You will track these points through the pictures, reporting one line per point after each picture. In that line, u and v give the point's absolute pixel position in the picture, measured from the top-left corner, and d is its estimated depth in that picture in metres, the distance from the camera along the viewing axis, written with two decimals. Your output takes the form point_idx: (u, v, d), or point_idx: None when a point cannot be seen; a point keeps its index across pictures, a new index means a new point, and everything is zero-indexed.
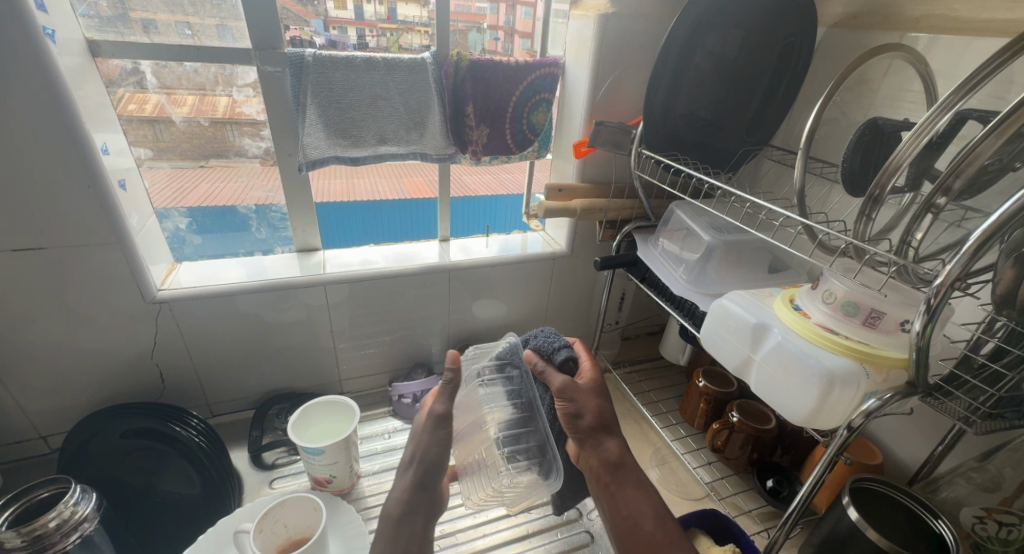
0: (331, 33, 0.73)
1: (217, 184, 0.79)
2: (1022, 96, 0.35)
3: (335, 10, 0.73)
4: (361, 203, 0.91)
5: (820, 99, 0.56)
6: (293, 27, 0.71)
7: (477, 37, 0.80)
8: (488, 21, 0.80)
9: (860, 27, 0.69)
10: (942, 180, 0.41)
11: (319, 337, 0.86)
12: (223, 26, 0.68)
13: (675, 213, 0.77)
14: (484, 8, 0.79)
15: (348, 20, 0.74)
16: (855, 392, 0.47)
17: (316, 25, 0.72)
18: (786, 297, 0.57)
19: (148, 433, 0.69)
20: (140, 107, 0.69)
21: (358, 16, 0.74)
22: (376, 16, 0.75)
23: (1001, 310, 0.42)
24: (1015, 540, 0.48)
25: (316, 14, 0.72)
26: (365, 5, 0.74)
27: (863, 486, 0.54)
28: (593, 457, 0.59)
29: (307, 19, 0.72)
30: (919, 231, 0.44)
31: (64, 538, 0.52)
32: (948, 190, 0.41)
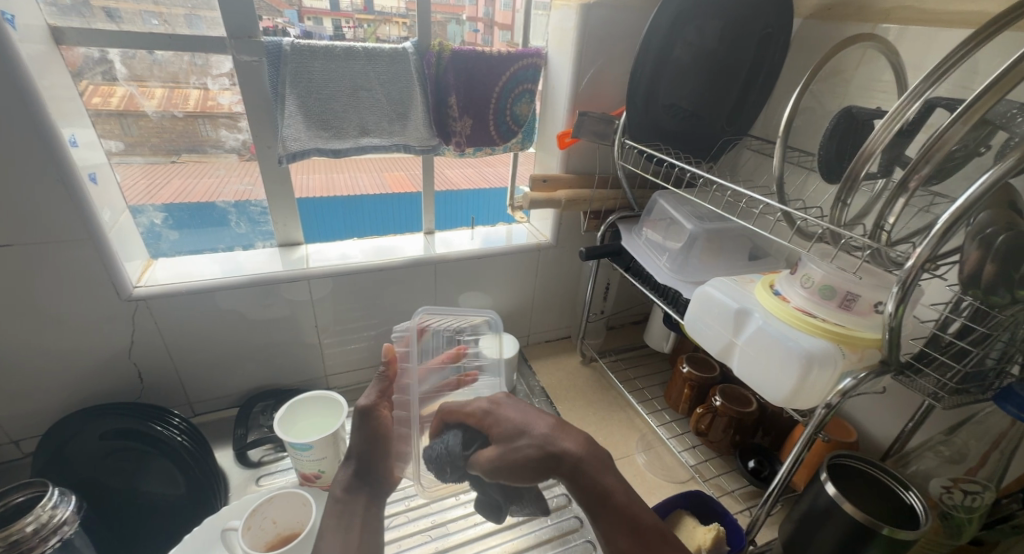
0: (306, 24, 0.71)
1: (190, 180, 0.77)
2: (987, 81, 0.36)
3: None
4: (341, 198, 0.89)
5: (797, 89, 0.57)
6: (266, 17, 0.68)
7: (456, 28, 0.79)
8: (466, 13, 0.80)
9: (833, 18, 0.70)
10: (912, 166, 0.41)
11: (303, 332, 0.85)
12: (190, 16, 0.65)
13: (658, 202, 0.79)
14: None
15: (323, 11, 0.72)
16: (832, 372, 0.49)
17: (290, 16, 0.70)
18: (766, 282, 0.58)
19: (127, 433, 0.68)
20: (105, 100, 0.67)
21: (333, 6, 0.72)
22: (352, 7, 0.73)
23: (967, 290, 0.43)
24: (980, 507, 0.50)
25: (288, 2, 0.69)
26: None
27: (841, 463, 0.55)
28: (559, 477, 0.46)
29: (279, 9, 0.69)
30: (893, 214, 0.45)
31: (42, 543, 0.50)
32: (918, 174, 0.42)
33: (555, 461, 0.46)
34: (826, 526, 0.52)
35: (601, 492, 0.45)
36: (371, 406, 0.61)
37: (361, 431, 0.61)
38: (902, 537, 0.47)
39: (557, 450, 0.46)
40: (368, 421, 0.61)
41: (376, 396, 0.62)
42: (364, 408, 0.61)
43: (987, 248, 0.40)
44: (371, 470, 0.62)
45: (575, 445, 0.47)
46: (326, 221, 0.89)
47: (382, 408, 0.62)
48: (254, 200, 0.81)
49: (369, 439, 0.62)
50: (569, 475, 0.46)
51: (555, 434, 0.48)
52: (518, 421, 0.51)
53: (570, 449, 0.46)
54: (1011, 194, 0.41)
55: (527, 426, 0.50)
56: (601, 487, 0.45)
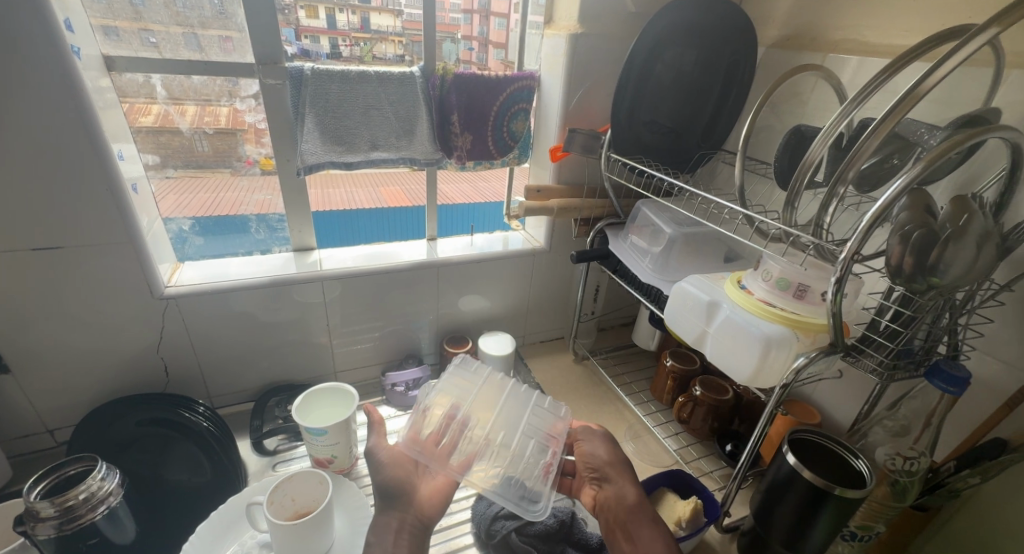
0: (303, 42, 0.77)
1: (185, 194, 0.82)
2: (891, 104, 0.44)
3: (307, 19, 0.77)
4: (337, 211, 0.96)
5: (753, 110, 0.64)
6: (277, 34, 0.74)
7: (451, 46, 0.87)
8: (461, 32, 0.88)
9: (791, 48, 0.80)
10: (840, 172, 0.48)
11: (316, 331, 0.92)
12: (185, 34, 0.71)
13: (641, 210, 0.87)
14: (458, 19, 0.86)
15: (320, 30, 0.78)
16: (788, 353, 0.56)
17: (288, 34, 0.76)
18: (734, 277, 0.66)
19: (160, 421, 0.75)
20: None
21: (330, 25, 0.79)
22: (349, 25, 0.80)
23: (894, 280, 0.50)
24: (917, 471, 0.58)
25: (286, 22, 0.75)
26: (338, 15, 0.79)
27: (802, 438, 0.61)
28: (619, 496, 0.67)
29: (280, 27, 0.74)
30: (828, 215, 0.52)
31: (92, 510, 0.56)
32: (845, 180, 0.49)
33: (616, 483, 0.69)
34: (789, 493, 0.59)
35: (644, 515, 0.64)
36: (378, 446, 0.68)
37: (379, 471, 0.67)
38: (851, 495, 0.54)
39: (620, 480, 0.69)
40: (380, 461, 0.68)
41: (378, 438, 0.68)
42: (370, 449, 0.68)
43: (905, 242, 0.47)
44: (396, 501, 0.65)
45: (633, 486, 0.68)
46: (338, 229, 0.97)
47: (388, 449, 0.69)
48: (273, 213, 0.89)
49: (390, 474, 0.67)
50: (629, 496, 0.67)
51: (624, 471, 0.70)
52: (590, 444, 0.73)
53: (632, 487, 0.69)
54: (925, 199, 0.49)
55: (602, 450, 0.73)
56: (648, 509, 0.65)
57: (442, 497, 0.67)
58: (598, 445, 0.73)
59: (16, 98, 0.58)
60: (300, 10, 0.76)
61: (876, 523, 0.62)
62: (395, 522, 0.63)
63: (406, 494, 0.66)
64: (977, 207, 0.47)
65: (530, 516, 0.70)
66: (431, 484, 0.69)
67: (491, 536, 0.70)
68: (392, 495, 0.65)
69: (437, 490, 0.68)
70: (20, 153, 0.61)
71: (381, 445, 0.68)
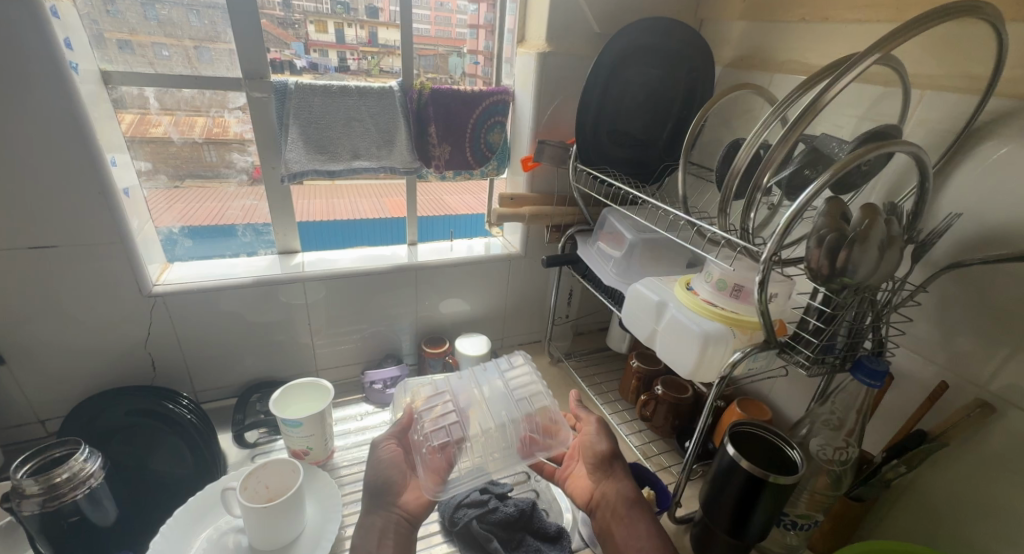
0: (312, 55, 0.86)
1: (194, 202, 0.90)
2: (795, 117, 0.47)
3: (316, 34, 0.85)
4: (339, 222, 1.03)
5: (694, 122, 0.68)
6: (274, 49, 0.82)
7: (459, 61, 0.98)
8: (468, 47, 0.98)
9: (743, 67, 0.85)
10: (757, 180, 0.51)
11: (299, 330, 0.96)
12: (198, 48, 0.78)
13: (608, 218, 0.91)
14: (466, 35, 0.96)
15: (329, 44, 0.87)
16: (725, 348, 0.61)
17: (297, 47, 0.85)
18: (684, 280, 0.70)
19: (147, 412, 0.79)
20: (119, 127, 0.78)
21: (339, 39, 0.87)
22: (358, 40, 0.89)
23: (817, 282, 0.53)
24: (847, 459, 0.62)
25: (295, 36, 0.84)
26: (347, 31, 0.87)
27: (744, 430, 0.65)
28: (613, 492, 0.70)
29: (288, 41, 0.83)
30: (751, 220, 0.55)
31: (74, 489, 0.60)
32: (763, 188, 0.52)
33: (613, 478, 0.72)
34: (729, 482, 0.62)
35: (637, 512, 0.67)
36: (382, 440, 0.74)
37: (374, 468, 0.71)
38: (784, 482, 0.57)
39: (619, 477, 0.71)
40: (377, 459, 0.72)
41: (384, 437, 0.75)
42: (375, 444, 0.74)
43: (823, 246, 0.51)
44: (380, 501, 0.68)
45: (630, 483, 0.71)
46: (322, 237, 1.02)
47: (390, 441, 0.74)
48: (259, 219, 0.95)
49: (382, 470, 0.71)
50: (627, 494, 0.69)
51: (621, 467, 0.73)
52: (595, 438, 0.75)
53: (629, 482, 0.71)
54: (841, 207, 0.52)
55: (608, 444, 0.75)
56: (642, 505, 0.68)
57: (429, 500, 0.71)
58: (603, 440, 0.75)
59: (18, 109, 0.64)
60: (310, 25, 0.85)
61: (816, 512, 0.65)
62: (380, 522, 0.66)
63: (391, 493, 0.69)
64: (885, 214, 0.51)
65: (491, 505, 0.74)
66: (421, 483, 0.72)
67: (454, 523, 0.73)
68: (378, 492, 0.69)
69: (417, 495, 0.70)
70: (21, 158, 0.66)
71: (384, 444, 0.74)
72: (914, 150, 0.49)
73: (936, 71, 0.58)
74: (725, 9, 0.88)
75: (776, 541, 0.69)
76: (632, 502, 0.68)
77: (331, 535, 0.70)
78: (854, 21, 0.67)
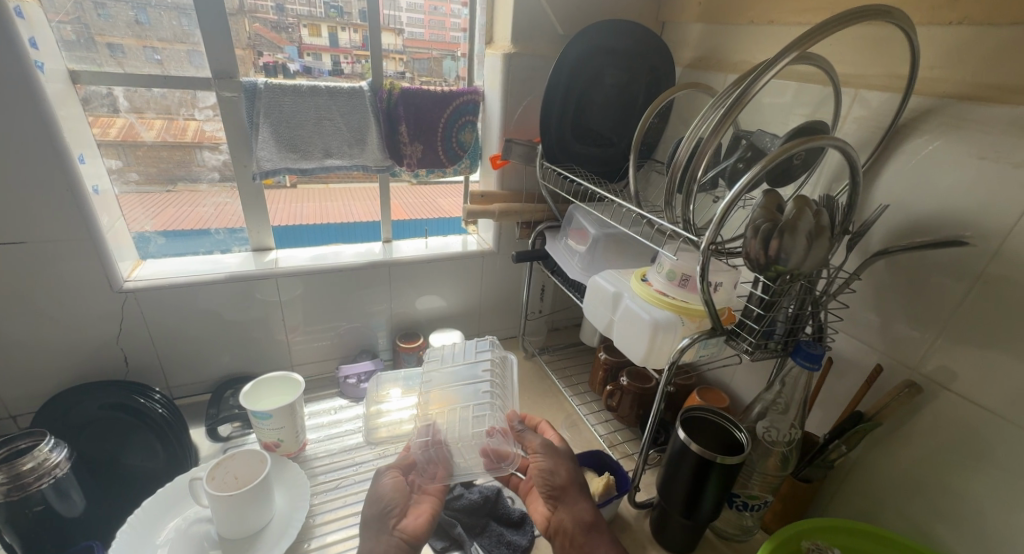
0: (305, 59, 0.90)
1: (182, 209, 0.94)
2: (722, 112, 0.51)
3: (309, 37, 0.89)
4: (332, 227, 1.09)
5: (644, 121, 0.72)
6: (266, 53, 0.86)
7: (452, 64, 1.03)
8: (461, 50, 1.03)
9: (701, 67, 0.88)
10: (693, 172, 0.54)
11: (273, 327, 0.97)
12: (189, 52, 0.81)
13: (574, 214, 0.92)
14: (458, 38, 1.02)
15: (322, 47, 0.90)
16: (674, 336, 0.63)
17: (289, 51, 0.88)
18: (640, 273, 0.72)
19: (117, 406, 0.80)
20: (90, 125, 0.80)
21: (332, 43, 0.91)
22: (350, 43, 0.92)
23: (758, 271, 0.56)
24: (790, 439, 0.66)
25: (289, 40, 0.88)
26: (341, 34, 0.91)
27: (696, 414, 0.67)
28: (569, 518, 0.67)
29: (280, 45, 0.87)
30: (691, 210, 0.58)
31: (39, 479, 0.62)
32: (699, 178, 0.55)
33: (569, 503, 0.68)
34: (680, 466, 0.64)
35: (596, 540, 0.65)
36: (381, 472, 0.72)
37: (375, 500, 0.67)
38: (730, 462, 0.59)
39: (580, 502, 0.68)
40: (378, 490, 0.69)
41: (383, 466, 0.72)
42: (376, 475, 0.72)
43: (759, 237, 0.53)
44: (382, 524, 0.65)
45: (588, 508, 0.68)
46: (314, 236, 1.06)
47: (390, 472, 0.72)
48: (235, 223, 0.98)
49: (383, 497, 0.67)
50: (585, 521, 0.66)
51: (581, 489, 0.69)
52: (546, 462, 0.71)
53: (588, 507, 0.68)
54: (777, 199, 0.55)
55: (560, 470, 0.70)
56: (601, 532, 0.66)
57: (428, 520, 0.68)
58: (558, 464, 0.71)
59: None
60: (304, 30, 0.89)
61: (766, 493, 0.67)
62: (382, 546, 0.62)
63: (391, 517, 0.66)
64: (816, 206, 0.53)
65: (456, 493, 0.77)
66: (419, 507, 0.70)
67: None
68: (379, 516, 0.66)
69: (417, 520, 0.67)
70: None
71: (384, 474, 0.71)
72: (842, 146, 0.52)
73: (873, 75, 0.63)
74: (685, 12, 0.91)
75: (732, 522, 0.72)
76: (591, 529, 0.66)
77: (299, 521, 0.72)
78: (796, 24, 0.70)
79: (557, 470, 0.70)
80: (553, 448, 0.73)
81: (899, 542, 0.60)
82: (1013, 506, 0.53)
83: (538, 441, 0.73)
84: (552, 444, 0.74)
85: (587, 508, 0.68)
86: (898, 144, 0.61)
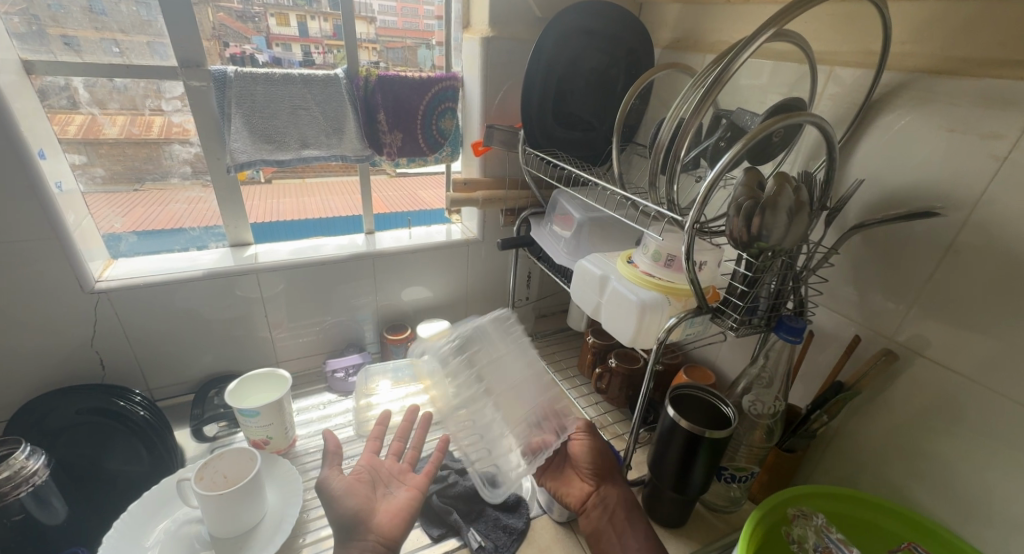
0: (275, 49, 0.87)
1: (151, 208, 0.90)
2: (702, 94, 0.51)
3: (279, 28, 0.87)
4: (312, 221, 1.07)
5: (625, 103, 0.72)
6: (231, 43, 0.83)
7: (427, 52, 1.01)
8: (435, 38, 1.01)
9: (679, 49, 0.89)
10: (676, 152, 0.55)
11: (256, 323, 0.95)
12: (153, 43, 0.78)
13: (558, 199, 0.92)
14: (433, 27, 1.00)
15: (292, 38, 0.88)
16: (661, 316, 0.64)
17: (258, 42, 0.85)
18: (625, 255, 0.73)
19: (95, 410, 0.78)
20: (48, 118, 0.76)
21: (302, 33, 0.88)
22: (321, 32, 0.89)
23: (741, 250, 0.57)
24: (774, 411, 0.68)
25: (256, 30, 0.85)
26: (309, 23, 0.88)
27: (685, 392, 0.69)
28: (612, 493, 0.70)
29: (246, 35, 0.84)
30: (674, 190, 0.58)
31: (16, 488, 0.60)
32: (681, 158, 0.55)
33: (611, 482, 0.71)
34: (670, 442, 0.65)
35: (633, 519, 0.68)
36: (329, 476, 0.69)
37: (338, 502, 0.66)
38: (718, 436, 0.61)
39: (619, 480, 0.72)
40: (335, 491, 0.67)
41: (331, 470, 0.69)
42: (323, 481, 0.68)
43: (742, 214, 0.54)
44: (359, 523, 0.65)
45: (626, 489, 0.71)
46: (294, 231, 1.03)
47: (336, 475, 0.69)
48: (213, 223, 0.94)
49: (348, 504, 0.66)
50: (627, 500, 0.69)
51: (618, 468, 0.74)
52: (598, 443, 0.74)
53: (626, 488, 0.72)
54: (758, 176, 0.56)
55: (603, 451, 0.74)
56: (637, 511, 0.69)
57: (404, 516, 0.67)
58: (602, 447, 0.74)
59: None
60: (273, 20, 0.86)
61: (752, 464, 0.69)
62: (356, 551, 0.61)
63: (363, 523, 0.64)
64: (795, 182, 0.55)
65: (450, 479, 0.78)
66: (390, 504, 0.68)
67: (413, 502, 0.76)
68: (349, 525, 0.64)
69: (394, 515, 0.66)
70: None
71: (334, 476, 0.69)
72: (819, 122, 0.53)
73: (846, 54, 0.65)
74: None
75: (721, 495, 0.75)
76: (631, 507, 0.69)
77: (292, 518, 0.71)
78: (771, 3, 0.71)
79: (603, 451, 0.74)
80: (597, 431, 0.77)
81: (876, 501, 0.63)
82: (982, 463, 0.56)
83: (583, 425, 0.77)
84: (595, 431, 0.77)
85: (626, 489, 0.71)
86: (872, 119, 0.62)
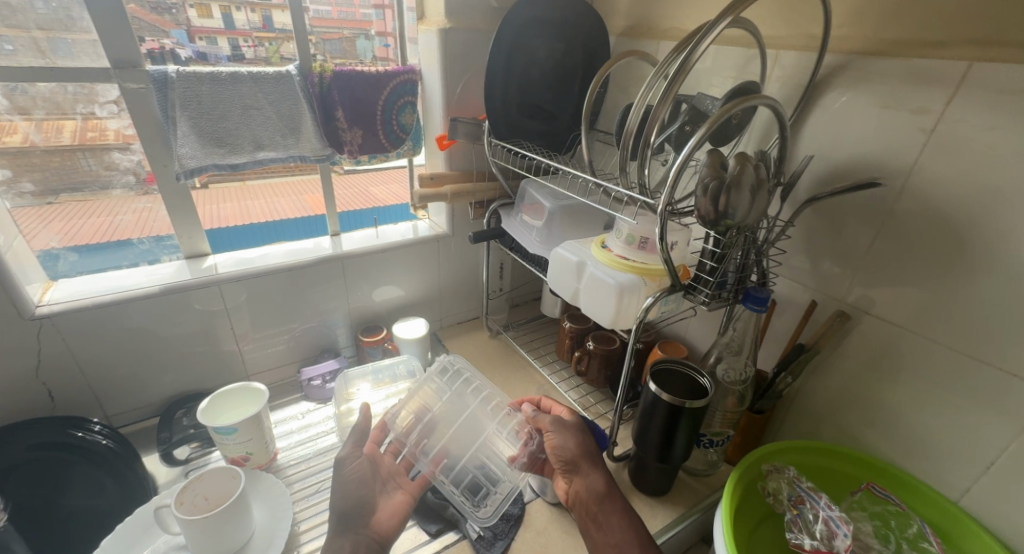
0: (198, 43, 0.80)
1: (81, 219, 0.83)
2: (669, 79, 0.53)
3: (198, 19, 0.80)
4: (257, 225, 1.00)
5: (590, 91, 0.73)
6: (149, 38, 0.76)
7: (366, 44, 0.95)
8: (374, 27, 0.96)
9: (634, 36, 0.91)
10: (646, 137, 0.56)
11: (221, 337, 0.91)
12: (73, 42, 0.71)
13: (527, 189, 0.93)
14: (369, 16, 0.95)
15: (216, 31, 0.82)
16: (638, 296, 0.67)
17: (178, 35, 0.78)
18: (599, 240, 0.75)
19: (49, 444, 0.73)
20: None
21: (227, 25, 0.82)
22: (250, 25, 0.84)
23: (709, 228, 0.60)
24: (746, 377, 0.72)
25: (174, 23, 0.78)
26: (236, 15, 0.83)
27: (663, 366, 0.72)
28: (583, 489, 0.68)
29: (165, 28, 0.77)
30: (645, 173, 0.61)
31: None
32: (652, 143, 0.57)
33: (584, 475, 0.69)
34: (653, 416, 0.68)
35: (609, 511, 0.66)
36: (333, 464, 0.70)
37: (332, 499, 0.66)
38: (698, 406, 0.64)
39: (593, 470, 0.69)
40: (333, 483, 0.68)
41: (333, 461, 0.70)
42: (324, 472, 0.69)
43: (709, 194, 0.57)
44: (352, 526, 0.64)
45: (602, 478, 0.68)
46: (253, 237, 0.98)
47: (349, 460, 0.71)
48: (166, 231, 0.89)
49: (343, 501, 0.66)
50: (599, 491, 0.67)
51: (594, 455, 0.70)
52: (557, 438, 0.71)
53: (604, 476, 0.69)
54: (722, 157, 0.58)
55: (570, 443, 0.70)
56: (615, 502, 0.66)
57: (398, 516, 0.68)
58: (567, 438, 0.71)
59: None
60: (190, 10, 0.79)
61: (727, 429, 0.74)
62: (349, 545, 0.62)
63: (358, 518, 0.65)
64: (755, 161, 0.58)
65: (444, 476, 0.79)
66: (389, 502, 0.70)
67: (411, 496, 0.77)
68: (343, 520, 0.64)
69: (391, 513, 0.68)
70: None
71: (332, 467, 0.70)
72: (773, 104, 0.56)
73: (791, 38, 0.69)
74: None
75: (699, 459, 0.79)
76: (606, 499, 0.66)
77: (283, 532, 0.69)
78: None
79: (567, 444, 0.70)
80: (565, 422, 0.73)
81: (825, 447, 0.70)
82: (924, 407, 0.62)
83: (549, 420, 0.73)
84: (559, 422, 0.73)
85: (603, 477, 0.68)
86: (817, 99, 0.67)
